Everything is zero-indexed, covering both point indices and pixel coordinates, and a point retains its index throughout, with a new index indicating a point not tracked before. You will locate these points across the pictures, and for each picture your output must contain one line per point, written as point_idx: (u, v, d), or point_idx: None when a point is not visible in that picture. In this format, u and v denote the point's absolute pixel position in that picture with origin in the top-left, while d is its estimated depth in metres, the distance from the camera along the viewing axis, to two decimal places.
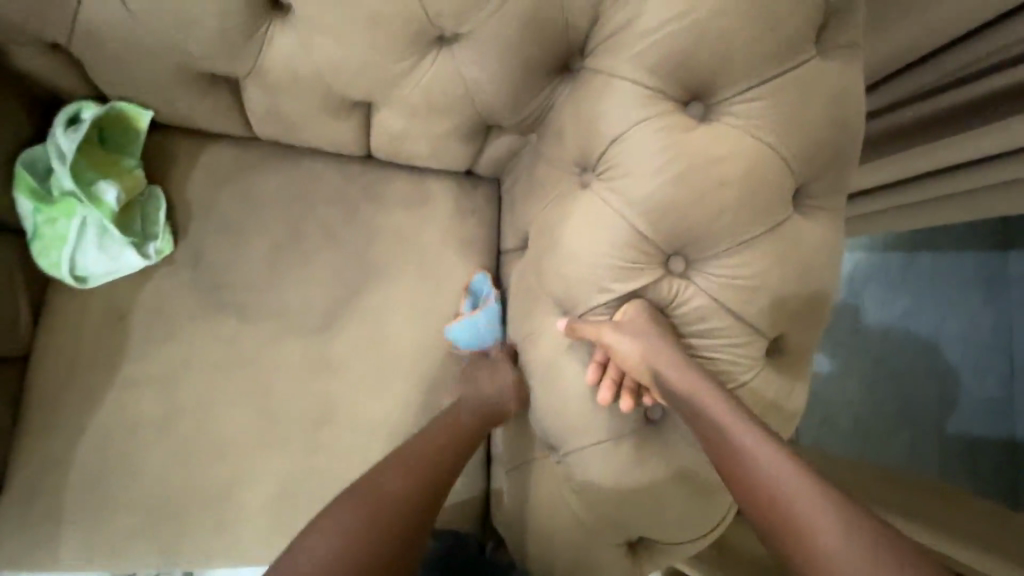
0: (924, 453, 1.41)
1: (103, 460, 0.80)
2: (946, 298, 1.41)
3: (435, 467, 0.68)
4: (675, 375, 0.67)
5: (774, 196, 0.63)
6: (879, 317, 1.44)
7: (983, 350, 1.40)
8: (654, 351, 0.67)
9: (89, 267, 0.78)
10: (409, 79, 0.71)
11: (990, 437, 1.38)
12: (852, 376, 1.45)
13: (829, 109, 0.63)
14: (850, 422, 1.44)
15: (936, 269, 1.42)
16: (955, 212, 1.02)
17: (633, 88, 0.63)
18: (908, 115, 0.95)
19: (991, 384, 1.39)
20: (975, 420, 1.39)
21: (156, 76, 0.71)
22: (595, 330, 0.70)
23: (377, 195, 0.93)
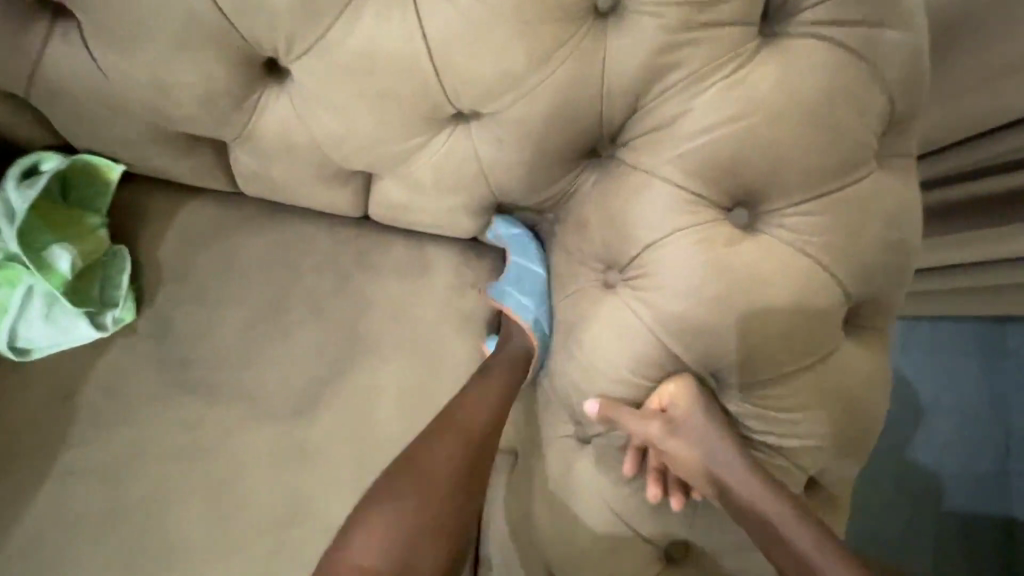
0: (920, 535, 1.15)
1: (28, 566, 0.68)
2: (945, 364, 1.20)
3: (452, 470, 0.62)
4: (742, 483, 0.58)
5: (824, 319, 0.56)
6: None
7: (976, 419, 1.18)
8: (710, 452, 0.60)
9: (33, 337, 0.70)
10: (418, 154, 0.64)
11: (989, 515, 1.14)
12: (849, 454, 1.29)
13: (887, 225, 0.56)
14: None
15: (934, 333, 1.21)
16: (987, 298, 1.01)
17: (672, 191, 0.56)
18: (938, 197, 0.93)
19: (984, 457, 1.16)
20: (975, 496, 1.15)
21: (132, 132, 0.63)
22: (640, 425, 0.61)
23: (370, 264, 0.85)
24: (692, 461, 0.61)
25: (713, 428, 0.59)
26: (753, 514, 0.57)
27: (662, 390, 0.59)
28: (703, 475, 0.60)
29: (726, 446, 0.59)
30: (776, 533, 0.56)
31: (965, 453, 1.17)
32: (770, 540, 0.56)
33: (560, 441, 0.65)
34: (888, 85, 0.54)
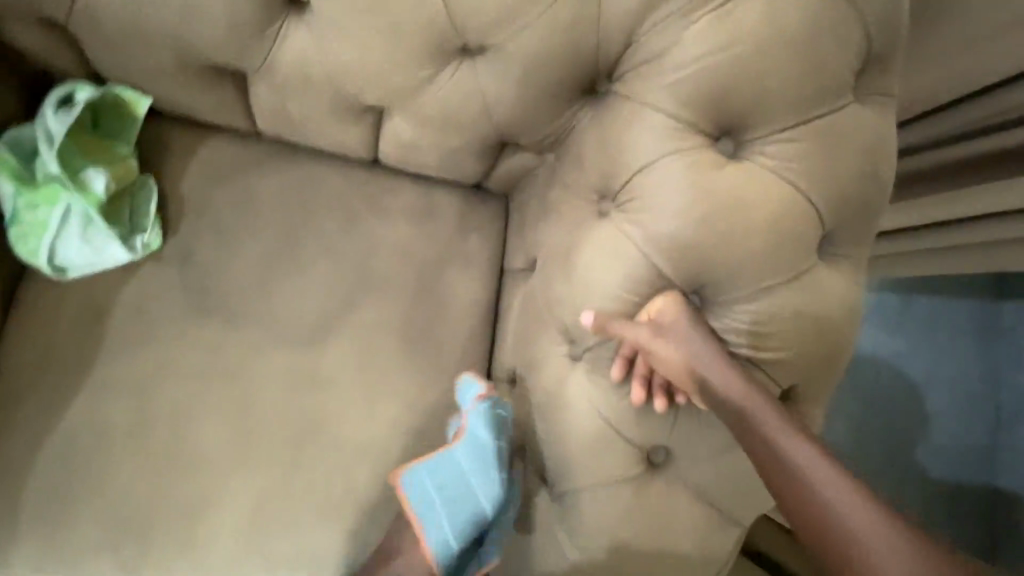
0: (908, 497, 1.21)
1: (67, 467, 0.75)
2: (943, 341, 1.25)
3: None
4: (721, 380, 0.61)
5: (799, 241, 0.60)
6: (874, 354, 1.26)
7: (970, 395, 1.24)
8: (697, 354, 0.62)
9: (70, 257, 0.73)
10: (427, 89, 0.68)
11: (974, 484, 1.21)
12: None
13: (861, 155, 0.61)
14: None
15: (935, 311, 1.26)
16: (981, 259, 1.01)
17: (663, 120, 0.60)
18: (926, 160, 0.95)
19: (976, 430, 1.23)
20: (961, 466, 1.21)
21: (161, 62, 0.67)
22: (630, 332, 0.64)
23: (381, 206, 0.91)
24: (679, 364, 0.63)
25: (699, 331, 0.62)
26: (729, 403, 0.61)
27: (652, 298, 0.64)
28: (686, 374, 0.63)
29: (713, 349, 0.62)
30: (747, 418, 0.60)
31: (957, 425, 1.23)
32: (741, 425, 0.60)
33: (555, 361, 0.70)
34: (867, 20, 0.57)
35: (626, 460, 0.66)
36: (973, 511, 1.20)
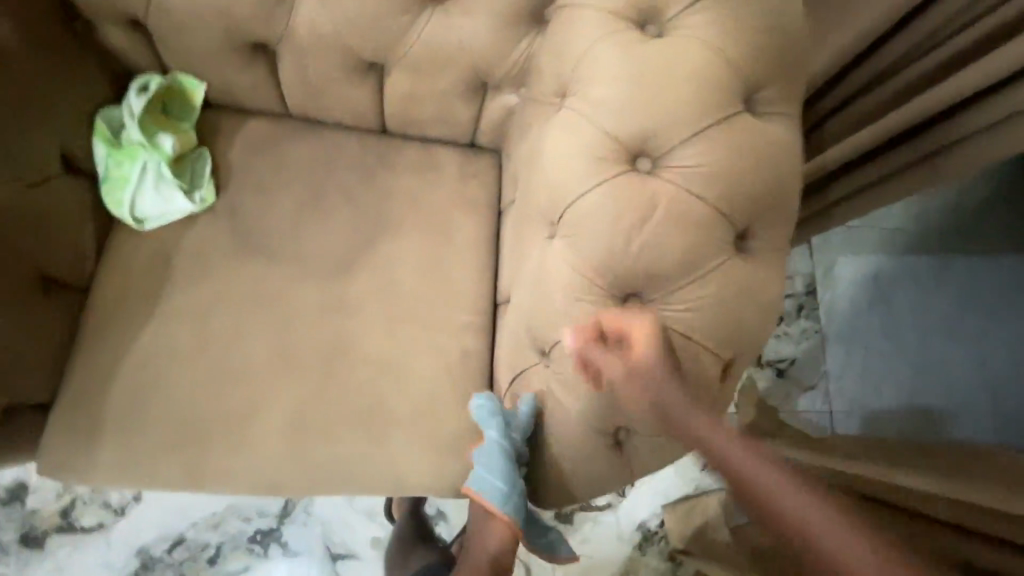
0: (939, 407, 1.58)
1: (142, 379, 0.90)
2: (992, 293, 1.63)
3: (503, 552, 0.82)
4: (665, 230, 0.72)
5: (721, 91, 0.72)
6: (922, 303, 1.65)
7: (980, 330, 1.61)
8: (642, 218, 0.72)
9: (146, 209, 0.93)
10: (411, 36, 0.86)
11: (990, 398, 1.57)
12: (892, 356, 1.63)
13: (761, 18, 0.73)
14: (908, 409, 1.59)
15: (982, 267, 1.64)
16: (930, 177, 1.10)
17: (594, 15, 0.75)
18: (874, 97, 1.07)
19: (987, 356, 1.60)
20: (977, 381, 1.58)
21: (211, 44, 0.88)
22: (591, 222, 0.74)
23: (391, 163, 1.05)
24: (627, 230, 0.73)
25: (640, 194, 0.73)
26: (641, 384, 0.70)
27: (607, 162, 0.74)
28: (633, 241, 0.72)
29: (653, 200, 0.72)
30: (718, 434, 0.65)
31: (974, 351, 1.60)
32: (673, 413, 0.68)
33: (539, 245, 0.82)
34: None
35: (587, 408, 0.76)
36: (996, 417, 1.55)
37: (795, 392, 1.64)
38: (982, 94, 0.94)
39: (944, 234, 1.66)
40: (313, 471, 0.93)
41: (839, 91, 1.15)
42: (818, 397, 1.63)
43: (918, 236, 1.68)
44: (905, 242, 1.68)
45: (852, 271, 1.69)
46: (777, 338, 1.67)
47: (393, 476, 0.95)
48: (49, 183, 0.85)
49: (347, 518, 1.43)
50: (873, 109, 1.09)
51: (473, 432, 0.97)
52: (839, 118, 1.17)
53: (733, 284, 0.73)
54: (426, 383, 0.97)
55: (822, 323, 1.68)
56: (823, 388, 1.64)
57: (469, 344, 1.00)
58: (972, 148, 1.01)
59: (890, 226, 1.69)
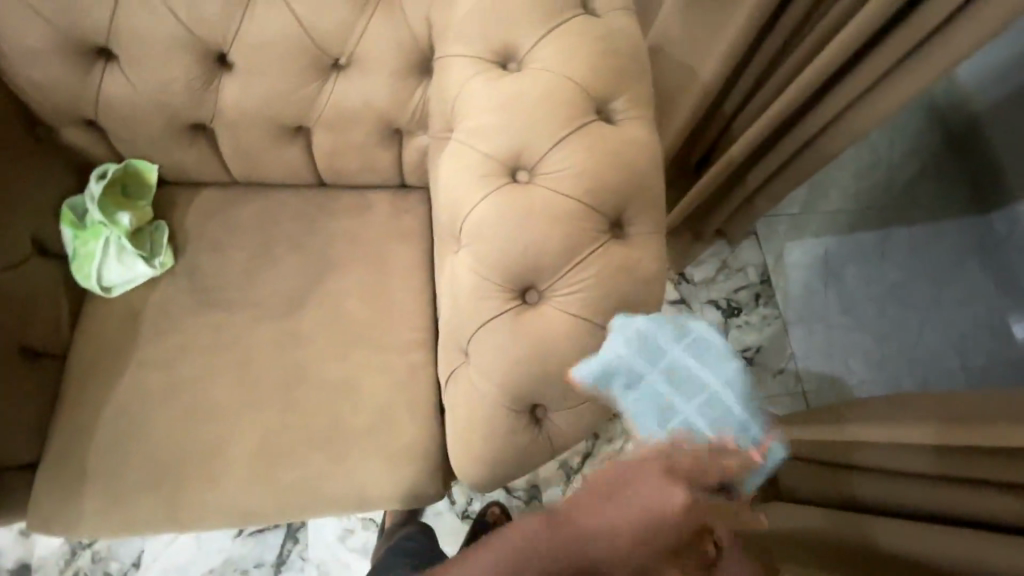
0: (909, 371, 1.63)
1: (118, 428, 1.00)
2: (945, 257, 1.69)
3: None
4: (545, 227, 0.84)
5: (574, 106, 0.85)
6: (876, 276, 1.72)
7: (938, 293, 1.67)
8: (524, 222, 0.84)
9: (112, 278, 1.05)
10: (322, 99, 1.00)
11: (958, 357, 1.61)
12: (856, 329, 1.70)
13: (599, 43, 0.87)
14: (878, 376, 1.65)
15: (929, 235, 1.71)
16: (817, 156, 1.30)
17: (466, 59, 0.89)
18: (765, 90, 1.33)
19: (950, 317, 1.65)
20: (944, 343, 1.63)
21: (155, 132, 1.03)
22: (484, 231, 0.86)
23: (329, 210, 1.17)
24: (513, 234, 0.84)
25: (521, 202, 0.85)
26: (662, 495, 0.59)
27: (490, 179, 0.87)
28: (519, 242, 0.84)
29: (531, 205, 0.84)
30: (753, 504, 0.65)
31: (937, 314, 1.66)
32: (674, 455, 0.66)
33: (450, 259, 0.93)
34: None
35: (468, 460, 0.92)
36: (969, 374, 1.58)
37: (765, 377, 1.71)
38: (814, 98, 1.21)
39: (883, 208, 1.75)
40: (281, 493, 1.01)
41: (737, 92, 1.42)
42: (789, 378, 1.70)
43: (862, 214, 1.77)
44: (848, 221, 1.77)
45: (804, 254, 1.79)
46: (738, 327, 1.76)
47: (357, 489, 1.03)
48: (25, 266, 0.97)
49: (339, 555, 1.47)
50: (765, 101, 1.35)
51: (425, 439, 1.06)
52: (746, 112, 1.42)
53: (613, 266, 0.85)
54: (378, 400, 1.06)
55: (781, 309, 1.77)
56: (793, 369, 1.71)
57: (415, 359, 1.10)
58: (840, 127, 1.21)
59: (833, 208, 1.79)
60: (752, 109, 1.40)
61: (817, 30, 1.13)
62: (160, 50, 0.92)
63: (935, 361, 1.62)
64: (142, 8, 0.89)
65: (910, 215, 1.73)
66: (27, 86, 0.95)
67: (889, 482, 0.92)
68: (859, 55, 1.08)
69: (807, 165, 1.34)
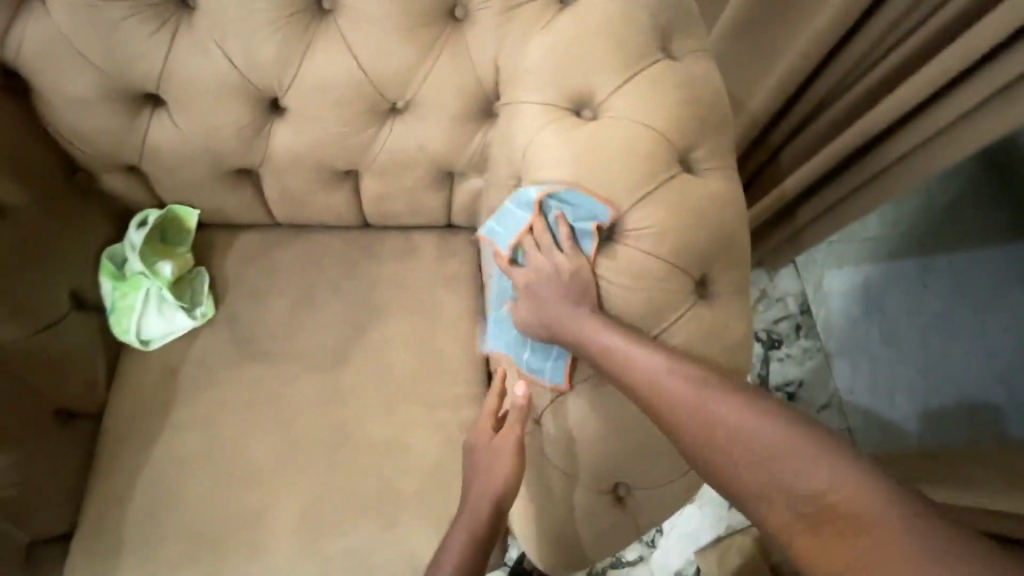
0: (959, 410, 1.53)
1: (156, 493, 0.94)
2: (991, 285, 1.59)
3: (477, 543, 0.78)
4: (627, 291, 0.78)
5: (655, 157, 0.79)
6: (916, 308, 1.63)
7: (987, 324, 1.56)
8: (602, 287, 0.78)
9: (150, 330, 1.00)
10: (376, 144, 0.94)
11: (1016, 391, 1.50)
12: (899, 365, 1.61)
13: (681, 89, 0.81)
14: (926, 417, 1.55)
15: (971, 263, 1.61)
16: (882, 195, 1.21)
17: (536, 106, 0.83)
18: (819, 126, 1.23)
19: (1003, 349, 1.54)
20: (996, 377, 1.52)
21: (199, 178, 0.97)
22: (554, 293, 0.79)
23: (374, 253, 1.11)
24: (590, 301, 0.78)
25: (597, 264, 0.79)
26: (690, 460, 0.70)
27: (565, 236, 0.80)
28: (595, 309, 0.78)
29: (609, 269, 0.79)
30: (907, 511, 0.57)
31: (989, 346, 1.55)
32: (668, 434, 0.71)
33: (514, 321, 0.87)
34: (647, 8, 0.83)
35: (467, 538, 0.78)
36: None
37: (810, 414, 1.64)
38: (879, 137, 1.12)
39: (919, 236, 1.66)
40: (325, 567, 0.94)
41: (786, 125, 1.32)
42: (835, 414, 1.63)
43: (899, 243, 1.68)
44: (887, 250, 1.68)
45: (838, 285, 1.71)
46: (780, 360, 1.69)
47: (405, 561, 0.95)
48: (63, 321, 0.92)
49: None
50: (819, 136, 1.25)
51: None
52: (796, 147, 1.32)
53: (697, 330, 0.78)
54: (429, 462, 0.99)
55: (822, 340, 1.70)
56: (838, 404, 1.63)
57: (468, 415, 1.03)
58: (909, 165, 1.12)
59: (868, 236, 1.71)
60: (801, 144, 1.30)
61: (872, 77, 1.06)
62: (210, 96, 0.87)
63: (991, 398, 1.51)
64: (193, 54, 0.84)
65: (949, 242, 1.64)
66: (70, 133, 0.90)
67: None
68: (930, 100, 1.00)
69: (870, 203, 1.25)
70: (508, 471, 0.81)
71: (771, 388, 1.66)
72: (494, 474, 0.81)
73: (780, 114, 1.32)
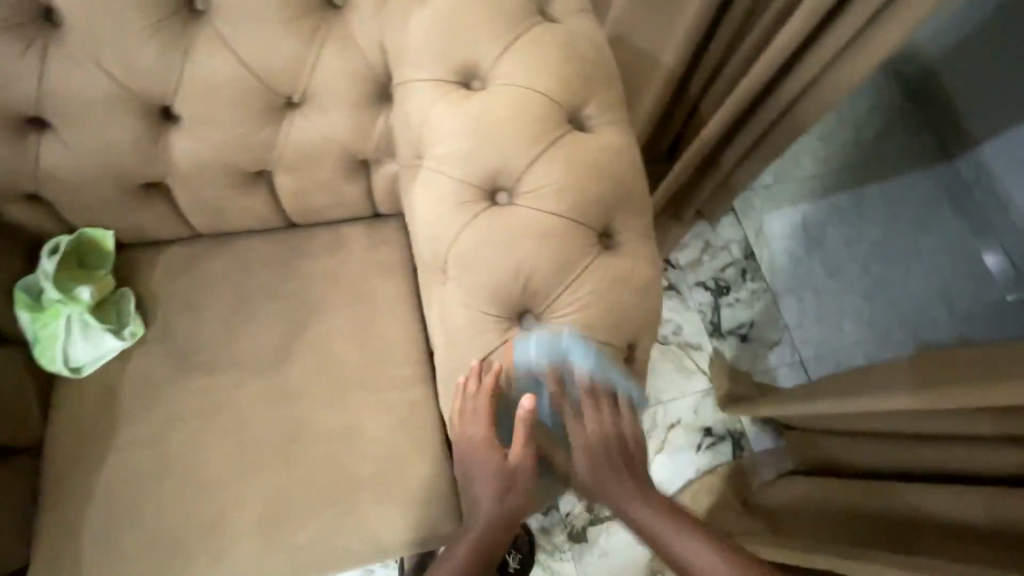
0: (906, 328, 1.61)
1: (110, 516, 0.94)
2: (925, 205, 1.68)
3: (483, 545, 0.80)
4: (533, 250, 0.80)
5: (545, 118, 0.81)
6: (856, 237, 1.70)
7: (921, 246, 1.65)
8: (510, 249, 0.81)
9: (79, 357, 0.99)
10: (279, 141, 0.94)
11: (956, 303, 1.60)
12: (847, 292, 1.67)
13: (563, 49, 0.84)
14: (873, 338, 1.62)
15: (900, 189, 1.70)
16: (795, 125, 1.27)
17: (425, 83, 0.85)
18: (732, 68, 1.29)
19: (937, 267, 1.63)
20: (932, 295, 1.62)
21: (105, 197, 0.96)
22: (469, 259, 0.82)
23: (303, 252, 1.11)
24: (502, 263, 0.81)
25: (500, 227, 0.81)
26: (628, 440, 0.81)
27: (471, 205, 0.83)
28: (507, 269, 0.81)
29: (515, 231, 0.81)
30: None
31: (926, 266, 1.64)
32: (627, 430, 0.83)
33: (439, 294, 0.90)
34: None
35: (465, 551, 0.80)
36: (967, 315, 1.58)
37: (762, 351, 1.67)
38: (783, 71, 1.19)
39: (848, 170, 1.74)
40: (293, 560, 0.96)
41: (700, 74, 1.37)
42: (786, 350, 1.66)
43: (832, 177, 1.74)
44: (823, 184, 1.75)
45: (784, 224, 1.75)
46: (731, 306, 1.71)
47: (371, 542, 0.98)
48: None
49: None
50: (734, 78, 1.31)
51: (437, 479, 1.01)
52: (715, 93, 1.38)
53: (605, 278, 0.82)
54: (384, 446, 1.02)
55: (768, 281, 1.72)
56: (788, 338, 1.67)
57: (415, 395, 1.05)
58: (814, 93, 1.18)
59: (805, 173, 1.76)
60: (718, 89, 1.36)
61: (774, 8, 1.12)
62: (99, 112, 0.86)
63: (936, 312, 1.60)
64: (71, 71, 0.82)
65: (879, 173, 1.72)
66: None
67: (925, 445, 1.04)
68: (821, 26, 1.06)
69: (786, 135, 1.31)
70: (516, 486, 0.81)
71: (723, 333, 1.69)
72: (491, 491, 0.81)
73: (693, 65, 1.37)
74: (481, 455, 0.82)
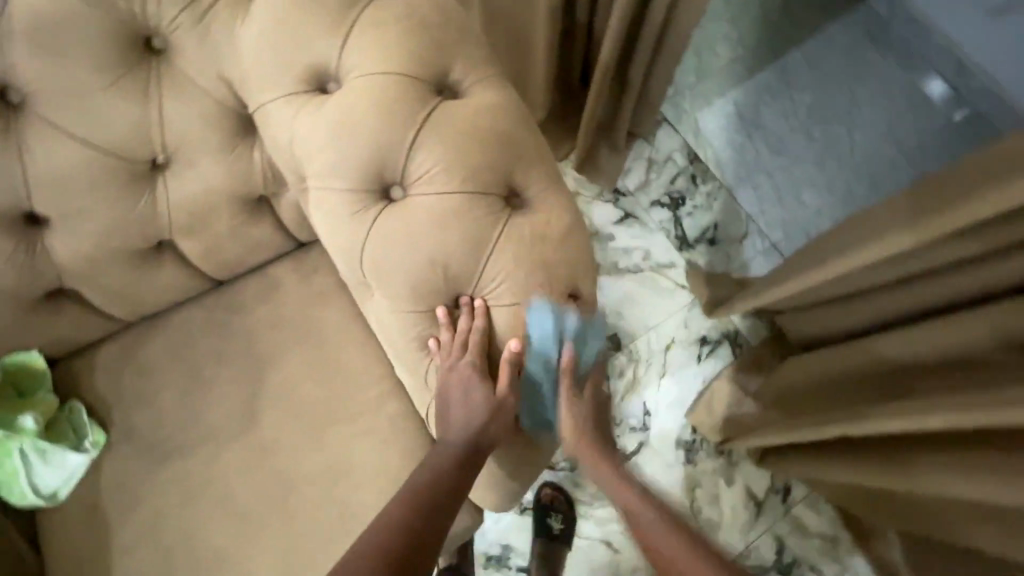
0: (863, 180, 1.59)
1: None
2: (852, 54, 1.64)
3: (433, 497, 0.81)
4: (442, 235, 0.78)
5: (411, 98, 0.77)
6: (794, 105, 1.65)
7: (859, 94, 1.62)
8: (419, 241, 0.78)
9: (49, 483, 0.96)
10: (161, 206, 0.90)
11: (905, 141, 1.58)
12: (800, 163, 1.63)
13: (407, 21, 0.79)
14: (835, 201, 1.60)
15: (824, 45, 1.65)
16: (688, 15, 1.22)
17: (281, 100, 0.80)
18: None
19: (879, 111, 1.61)
20: (881, 139, 1.59)
21: (13, 319, 0.92)
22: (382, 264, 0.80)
23: (236, 307, 1.07)
24: (415, 258, 0.78)
25: (403, 223, 0.79)
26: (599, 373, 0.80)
27: (367, 210, 0.80)
28: (423, 263, 0.78)
29: (417, 221, 0.78)
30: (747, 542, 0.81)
31: (867, 114, 1.61)
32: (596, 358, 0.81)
33: (371, 307, 0.87)
34: None
35: (436, 474, 0.83)
36: (918, 149, 1.57)
37: (733, 250, 1.62)
38: None
39: (767, 40, 1.67)
40: None
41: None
42: (756, 240, 1.62)
43: (752, 54, 1.68)
44: (746, 64, 1.67)
45: (718, 117, 1.67)
46: (691, 215, 1.64)
47: None
48: None
49: None
50: None
51: None
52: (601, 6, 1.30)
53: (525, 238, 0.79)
54: (376, 468, 1.01)
55: (719, 177, 1.65)
56: (755, 229, 1.62)
57: (392, 408, 1.04)
58: None
59: (726, 58, 1.68)
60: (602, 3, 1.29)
61: None
62: None
63: (890, 155, 1.58)
64: None
65: (795, 37, 1.67)
66: None
67: (913, 287, 1.01)
68: None
69: (682, 29, 1.26)
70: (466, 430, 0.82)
71: (692, 243, 1.63)
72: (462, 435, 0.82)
73: None
74: (458, 389, 0.82)
